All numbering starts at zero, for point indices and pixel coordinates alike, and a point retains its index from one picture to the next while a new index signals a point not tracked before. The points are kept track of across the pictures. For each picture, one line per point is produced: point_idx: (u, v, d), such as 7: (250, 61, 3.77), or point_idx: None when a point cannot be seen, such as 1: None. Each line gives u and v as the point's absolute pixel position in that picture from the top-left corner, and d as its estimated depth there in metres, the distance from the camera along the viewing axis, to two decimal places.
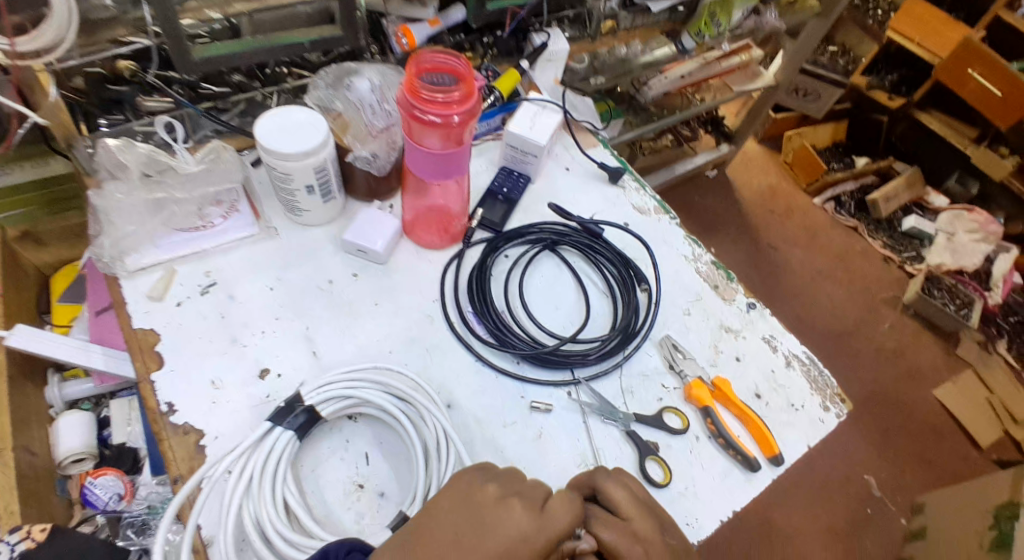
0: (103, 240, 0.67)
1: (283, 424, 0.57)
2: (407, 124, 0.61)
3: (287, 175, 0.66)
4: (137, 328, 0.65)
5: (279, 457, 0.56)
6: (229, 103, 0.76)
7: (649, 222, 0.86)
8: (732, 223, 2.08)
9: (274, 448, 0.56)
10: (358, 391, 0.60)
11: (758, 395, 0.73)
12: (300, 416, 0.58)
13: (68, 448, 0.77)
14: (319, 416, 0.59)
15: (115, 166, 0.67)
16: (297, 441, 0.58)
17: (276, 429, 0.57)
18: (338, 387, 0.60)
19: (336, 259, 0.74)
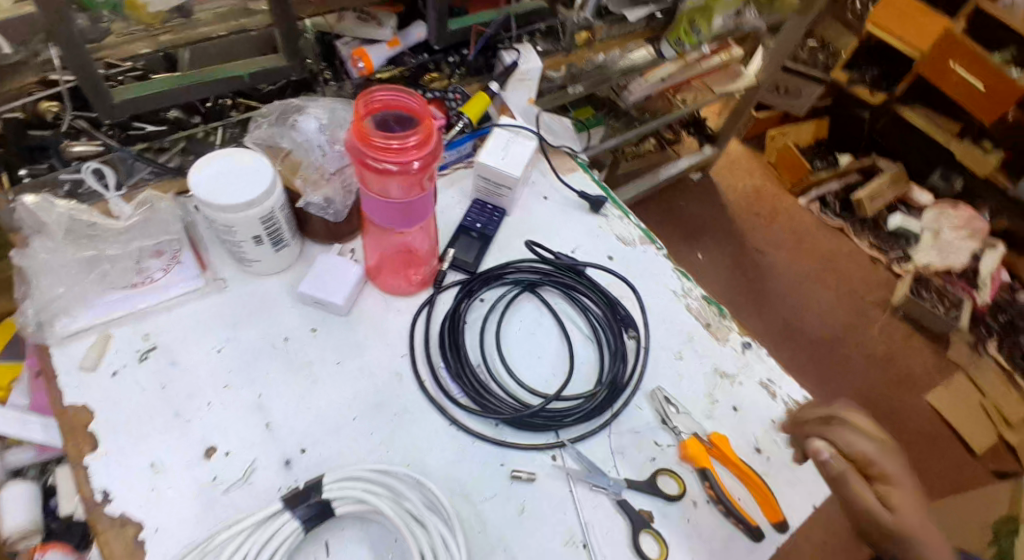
0: (27, 307, 0.60)
1: (294, 512, 0.50)
2: (360, 173, 0.53)
3: (229, 226, 0.59)
4: (67, 404, 0.57)
5: (280, 548, 0.49)
6: (168, 142, 0.69)
7: (635, 255, 0.80)
8: (719, 229, 2.03)
9: (276, 535, 0.49)
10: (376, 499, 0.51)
11: (758, 448, 0.67)
12: (314, 506, 0.51)
13: (10, 525, 0.70)
14: (332, 510, 0.52)
15: (36, 224, 0.61)
16: (302, 533, 0.51)
17: (285, 514, 0.50)
18: (361, 489, 0.52)
19: (293, 314, 0.67)
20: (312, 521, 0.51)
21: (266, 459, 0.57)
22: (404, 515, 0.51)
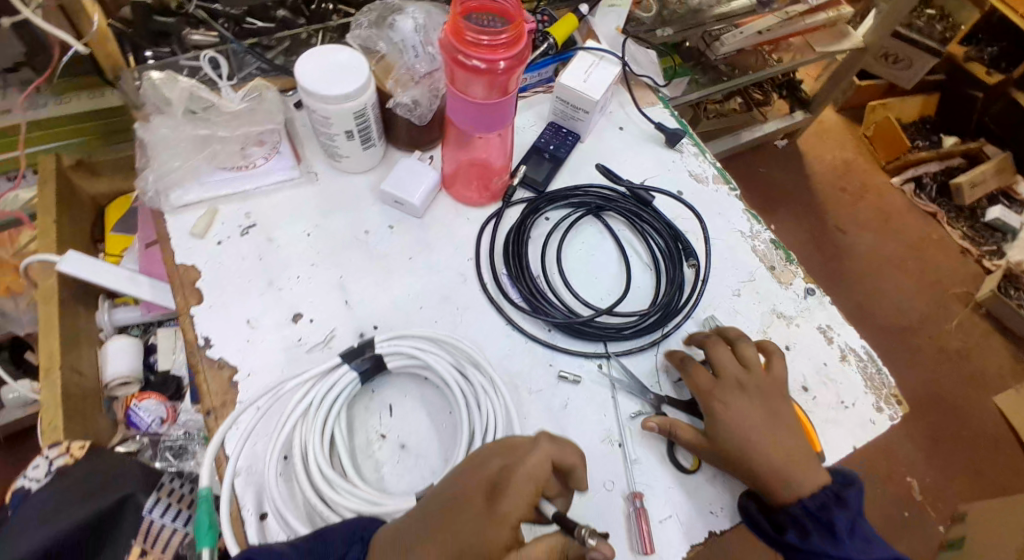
0: (149, 174, 0.68)
1: (351, 364, 0.57)
2: (451, 70, 0.57)
3: (326, 118, 0.64)
4: (179, 263, 0.66)
5: (339, 394, 0.56)
6: (274, 39, 0.74)
7: (706, 192, 0.80)
8: (798, 199, 1.94)
9: (336, 383, 0.56)
10: (425, 355, 0.58)
11: (805, 388, 0.68)
12: (367, 361, 0.58)
13: (116, 371, 0.79)
14: (383, 365, 0.59)
15: (160, 101, 0.68)
16: (358, 384, 0.58)
17: (342, 366, 0.57)
18: (409, 345, 0.59)
19: (373, 209, 0.72)
20: (368, 369, 0.58)
21: (343, 328, 0.64)
22: (449, 372, 0.58)
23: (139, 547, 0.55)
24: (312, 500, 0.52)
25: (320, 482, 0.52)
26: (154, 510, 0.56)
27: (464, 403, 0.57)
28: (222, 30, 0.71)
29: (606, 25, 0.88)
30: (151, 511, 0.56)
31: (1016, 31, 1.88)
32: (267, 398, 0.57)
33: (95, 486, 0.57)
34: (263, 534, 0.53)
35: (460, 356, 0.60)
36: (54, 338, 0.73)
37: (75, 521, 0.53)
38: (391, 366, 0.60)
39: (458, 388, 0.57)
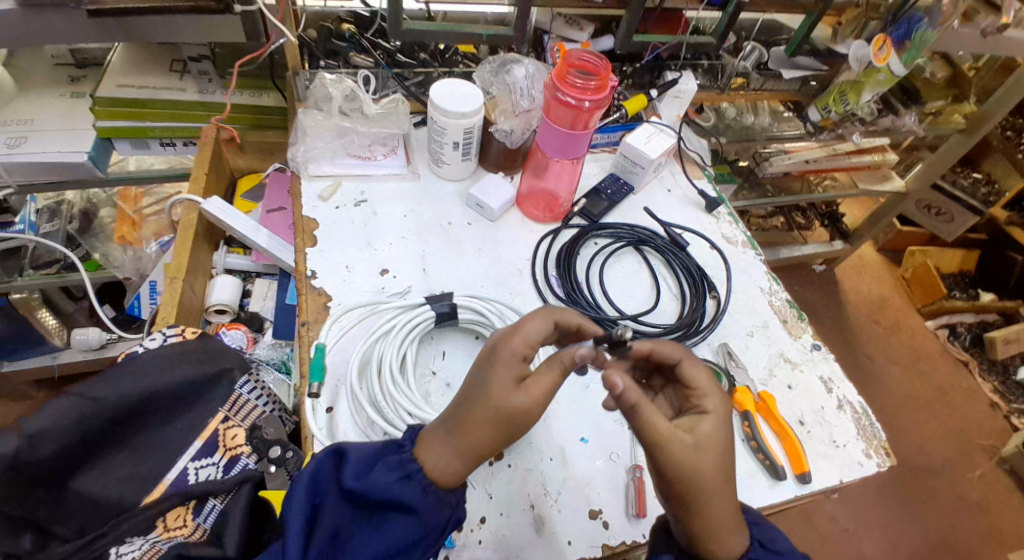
0: (299, 146, 0.88)
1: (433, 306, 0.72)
2: (549, 104, 0.77)
3: (443, 129, 0.83)
4: (305, 215, 0.83)
5: (419, 325, 0.70)
6: (412, 72, 0.95)
7: (735, 251, 0.94)
8: (828, 317, 2.02)
9: (419, 317, 0.71)
10: (490, 314, 0.73)
11: (802, 422, 0.77)
12: (444, 307, 0.73)
13: (216, 298, 0.94)
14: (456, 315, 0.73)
15: (323, 97, 0.89)
16: (433, 324, 0.72)
17: (426, 307, 0.72)
18: (479, 304, 0.74)
19: (457, 208, 0.89)
20: (444, 312, 0.72)
21: (418, 288, 0.79)
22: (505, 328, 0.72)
23: (224, 413, 0.69)
24: (374, 396, 0.66)
25: (385, 382, 0.65)
26: (244, 388, 0.72)
27: None
28: (377, 57, 0.93)
29: (670, 110, 1.07)
30: (241, 387, 0.71)
31: None
32: (362, 311, 0.74)
33: (199, 357, 0.69)
34: (330, 426, 0.65)
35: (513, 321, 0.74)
36: (185, 257, 0.90)
37: (181, 375, 0.66)
38: (460, 319, 0.74)
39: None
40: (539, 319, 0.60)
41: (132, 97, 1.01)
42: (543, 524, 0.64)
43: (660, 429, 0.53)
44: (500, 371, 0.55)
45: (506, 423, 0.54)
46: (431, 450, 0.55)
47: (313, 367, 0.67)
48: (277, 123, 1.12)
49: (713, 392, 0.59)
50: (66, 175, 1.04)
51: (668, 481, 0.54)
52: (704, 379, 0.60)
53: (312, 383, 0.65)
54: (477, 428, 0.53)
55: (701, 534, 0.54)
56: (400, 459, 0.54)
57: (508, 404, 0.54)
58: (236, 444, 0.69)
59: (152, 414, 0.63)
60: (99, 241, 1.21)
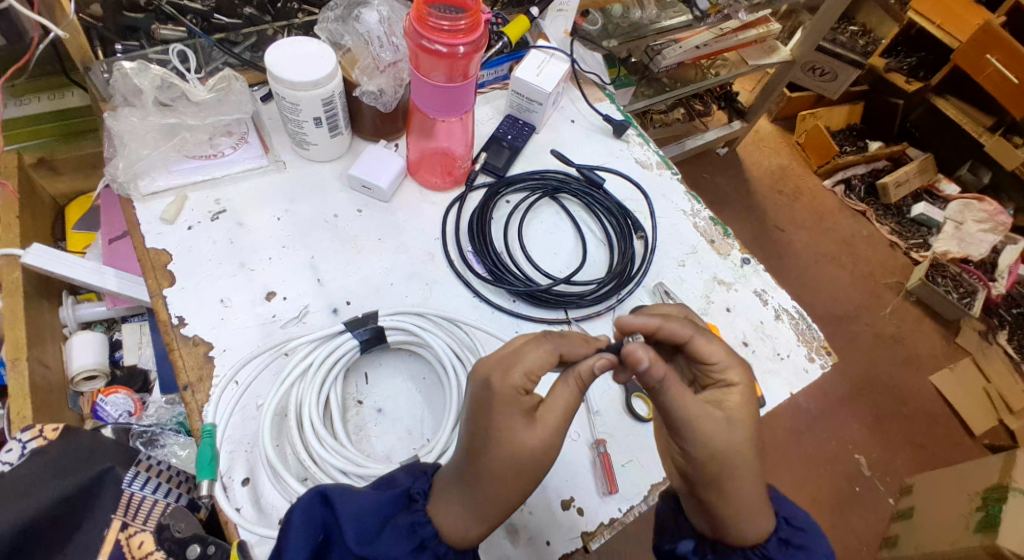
0: (117, 162, 0.70)
1: (353, 332, 0.62)
2: (415, 55, 0.63)
3: (296, 105, 0.67)
4: (149, 247, 0.67)
5: (340, 359, 0.60)
6: (240, 35, 0.77)
7: (651, 176, 0.87)
8: (737, 201, 1.95)
9: (339, 349, 0.61)
10: (423, 332, 0.63)
11: (745, 343, 0.75)
12: (368, 330, 0.62)
13: (81, 363, 0.79)
14: (384, 337, 0.63)
15: (130, 92, 0.69)
16: (358, 352, 0.62)
17: (345, 334, 0.62)
18: (410, 321, 0.64)
19: (342, 195, 0.76)
20: (367, 339, 0.62)
21: (316, 305, 0.67)
22: (439, 345, 0.63)
23: (120, 520, 0.56)
24: (299, 455, 0.56)
25: (307, 438, 0.56)
26: (135, 483, 0.59)
27: (444, 367, 0.62)
28: (189, 26, 0.74)
29: (556, 27, 0.95)
30: (131, 484, 0.58)
31: (933, 42, 1.91)
32: (267, 354, 0.62)
33: (68, 465, 0.57)
34: (250, 501, 0.55)
35: (453, 337, 0.65)
36: (22, 329, 0.73)
37: (52, 495, 0.54)
38: (390, 341, 0.64)
39: (448, 367, 0.62)
40: (544, 348, 0.50)
41: None
42: (517, 533, 0.59)
43: None
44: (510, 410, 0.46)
45: (537, 469, 0.46)
46: (447, 507, 0.46)
47: (201, 459, 0.55)
48: (87, 128, 0.89)
49: (734, 362, 0.55)
50: None
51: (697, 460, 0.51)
52: (720, 350, 0.55)
53: (200, 483, 0.53)
54: (493, 484, 0.45)
55: (733, 515, 0.50)
56: (412, 522, 0.46)
57: (529, 448, 0.46)
58: (147, 551, 0.55)
59: (33, 548, 0.52)
60: None
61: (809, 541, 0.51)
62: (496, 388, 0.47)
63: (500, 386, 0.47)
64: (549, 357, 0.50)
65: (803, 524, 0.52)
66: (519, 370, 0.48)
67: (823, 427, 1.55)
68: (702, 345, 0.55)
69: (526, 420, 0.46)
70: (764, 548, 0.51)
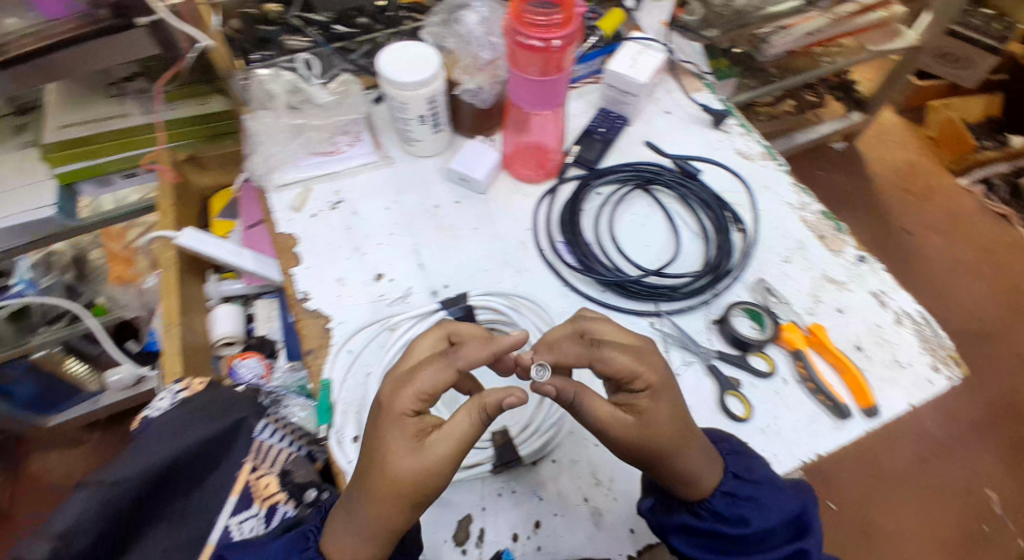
0: (256, 159, 0.80)
1: (448, 310, 0.68)
2: (512, 51, 0.66)
3: (403, 104, 0.72)
4: (280, 232, 0.76)
5: None
6: (355, 43, 0.86)
7: (754, 167, 0.83)
8: (853, 201, 1.79)
9: (435, 324, 0.67)
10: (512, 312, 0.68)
11: (859, 347, 0.70)
12: (460, 309, 0.68)
13: (221, 331, 0.91)
14: (475, 317, 0.69)
15: (265, 96, 0.81)
16: (452, 329, 0.68)
17: (439, 311, 0.68)
18: (498, 302, 0.69)
19: (442, 187, 0.81)
20: (460, 315, 0.68)
21: (418, 287, 0.73)
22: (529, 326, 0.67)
23: (251, 462, 0.64)
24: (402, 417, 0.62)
25: None
26: (265, 433, 0.67)
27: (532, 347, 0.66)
28: (315, 35, 0.84)
29: (649, 18, 0.97)
30: (261, 433, 0.66)
31: None
32: (375, 327, 0.69)
33: (211, 411, 0.65)
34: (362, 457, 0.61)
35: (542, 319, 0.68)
36: (176, 299, 0.85)
37: (196, 439, 0.62)
38: (481, 321, 0.70)
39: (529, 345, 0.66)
40: (441, 365, 0.52)
41: (79, 135, 0.91)
42: (600, 517, 0.61)
43: (598, 413, 0.51)
44: (397, 427, 0.49)
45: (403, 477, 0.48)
46: (339, 535, 0.50)
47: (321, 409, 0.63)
48: (226, 130, 1.01)
49: (640, 370, 0.52)
50: (35, 231, 0.99)
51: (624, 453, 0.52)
52: (630, 364, 0.52)
53: (320, 427, 0.61)
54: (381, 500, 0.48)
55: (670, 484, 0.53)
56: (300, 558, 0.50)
57: (404, 470, 0.48)
58: (272, 491, 0.63)
59: (179, 483, 0.61)
60: (99, 285, 1.15)
61: (757, 496, 0.54)
62: (387, 406, 0.51)
63: (386, 406, 0.50)
64: (443, 377, 0.52)
65: (756, 477, 0.55)
66: (409, 389, 0.50)
67: (951, 454, 1.38)
68: (609, 355, 0.53)
69: (416, 443, 0.49)
70: (712, 504, 0.54)
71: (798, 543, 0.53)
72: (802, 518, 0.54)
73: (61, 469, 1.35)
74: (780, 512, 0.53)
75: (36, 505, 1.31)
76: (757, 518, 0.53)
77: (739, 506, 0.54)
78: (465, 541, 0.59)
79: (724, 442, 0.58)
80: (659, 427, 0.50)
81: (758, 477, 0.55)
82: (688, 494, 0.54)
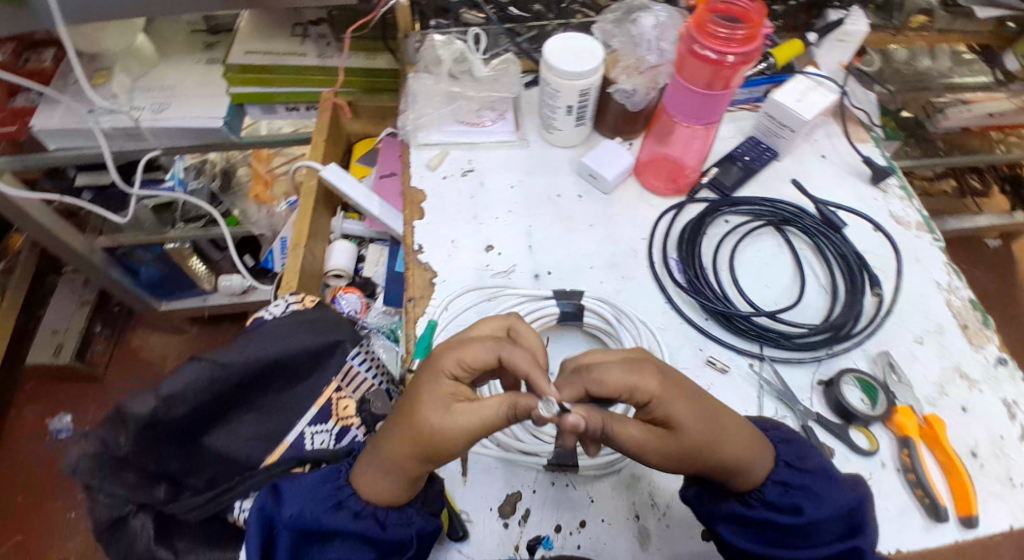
0: (409, 115, 0.85)
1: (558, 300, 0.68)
2: (682, 59, 0.66)
3: (556, 92, 0.74)
4: (413, 185, 0.81)
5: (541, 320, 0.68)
6: (524, 27, 0.88)
7: (906, 235, 0.78)
8: (996, 305, 1.61)
9: (543, 311, 0.68)
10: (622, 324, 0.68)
11: (973, 454, 0.63)
12: (570, 305, 0.68)
13: (334, 263, 0.98)
14: (581, 316, 0.69)
15: (432, 60, 0.86)
16: (554, 321, 0.69)
17: (549, 301, 0.68)
18: (610, 310, 0.69)
19: (569, 178, 0.82)
20: (569, 311, 0.68)
21: (523, 267, 0.74)
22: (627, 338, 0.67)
23: (337, 382, 0.70)
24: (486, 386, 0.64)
25: None
26: (356, 359, 0.72)
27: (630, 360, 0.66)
28: (490, 13, 0.87)
29: (831, 57, 0.89)
30: (353, 358, 0.72)
31: None
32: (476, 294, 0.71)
33: (316, 326, 0.72)
34: None
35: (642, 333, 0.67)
36: (307, 223, 0.92)
37: (299, 346, 0.68)
38: (586, 322, 0.70)
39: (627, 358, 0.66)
40: (490, 344, 0.50)
41: (258, 63, 1.03)
42: (648, 539, 0.59)
43: (627, 431, 0.49)
44: (433, 387, 0.49)
45: (428, 437, 0.48)
46: (365, 470, 0.52)
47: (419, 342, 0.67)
48: (389, 87, 1.09)
49: (641, 376, 0.48)
50: (205, 137, 1.09)
51: (670, 461, 0.50)
52: (623, 378, 0.48)
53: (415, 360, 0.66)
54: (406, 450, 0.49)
55: (728, 471, 0.50)
56: (332, 490, 0.52)
57: (429, 427, 0.48)
58: (348, 414, 0.69)
59: (274, 380, 0.67)
60: (238, 198, 1.28)
61: (811, 486, 0.51)
62: (433, 362, 0.51)
63: (432, 362, 0.51)
64: (485, 355, 0.50)
65: (805, 466, 0.52)
66: (453, 355, 0.50)
67: None
68: (601, 374, 0.49)
69: (445, 410, 0.48)
70: (764, 492, 0.52)
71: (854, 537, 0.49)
72: (859, 517, 0.50)
73: (159, 350, 1.50)
74: (836, 506, 0.50)
75: (129, 377, 1.46)
76: (812, 510, 0.50)
77: (793, 495, 0.51)
78: (509, 515, 0.60)
79: (775, 430, 0.56)
80: (686, 425, 0.48)
81: (812, 466, 0.53)
82: (741, 484, 0.52)
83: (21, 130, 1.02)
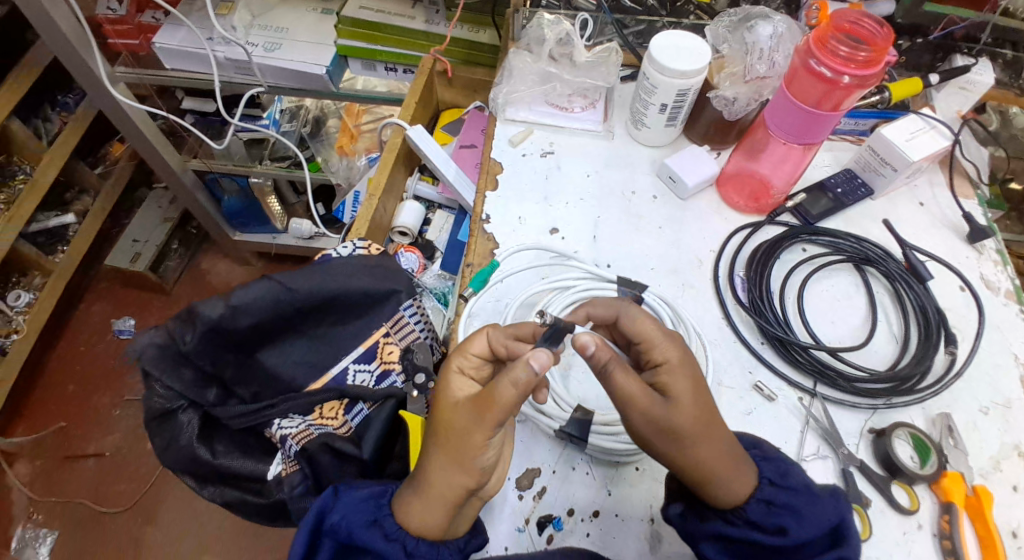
0: (502, 88, 0.86)
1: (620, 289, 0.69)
2: (793, 72, 0.64)
3: (653, 87, 0.74)
4: (493, 157, 0.82)
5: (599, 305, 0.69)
6: (633, 20, 0.87)
7: (991, 300, 0.73)
8: None
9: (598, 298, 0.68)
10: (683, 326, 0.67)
11: (1014, 534, 0.59)
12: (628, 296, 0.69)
13: (401, 221, 1.00)
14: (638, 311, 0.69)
15: (535, 39, 0.84)
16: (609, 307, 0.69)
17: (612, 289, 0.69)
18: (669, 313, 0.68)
19: (647, 178, 0.81)
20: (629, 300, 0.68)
21: (585, 255, 0.75)
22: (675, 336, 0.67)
23: (386, 328, 0.71)
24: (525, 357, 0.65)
25: None
26: (408, 311, 0.72)
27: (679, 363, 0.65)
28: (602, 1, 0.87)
29: (948, 103, 0.86)
30: (406, 310, 0.72)
31: None
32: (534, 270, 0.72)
33: (378, 273, 0.72)
34: None
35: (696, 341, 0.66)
36: (385, 177, 0.96)
37: (360, 287, 0.70)
38: None
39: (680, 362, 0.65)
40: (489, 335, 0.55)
41: (370, 20, 1.07)
42: (658, 542, 0.59)
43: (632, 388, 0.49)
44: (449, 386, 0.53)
45: (454, 442, 0.50)
46: (405, 503, 0.52)
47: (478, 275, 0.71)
48: (487, 62, 1.11)
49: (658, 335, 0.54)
50: (305, 82, 1.14)
51: (671, 433, 0.49)
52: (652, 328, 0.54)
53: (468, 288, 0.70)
54: (437, 467, 0.50)
55: (727, 464, 0.50)
56: (376, 505, 0.53)
57: (455, 426, 0.50)
58: (391, 359, 0.71)
59: (328, 315, 0.69)
60: (323, 146, 1.34)
61: (794, 503, 0.49)
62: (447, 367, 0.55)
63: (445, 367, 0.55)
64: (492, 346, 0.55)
65: (790, 483, 0.51)
66: (461, 354, 0.54)
67: None
68: (634, 316, 0.55)
69: (455, 402, 0.51)
70: (748, 512, 0.50)
71: (838, 553, 0.48)
72: (840, 530, 0.49)
73: (224, 275, 1.60)
74: (819, 525, 0.48)
75: (193, 294, 1.57)
76: (796, 528, 0.48)
77: (777, 514, 0.49)
78: (525, 488, 0.61)
79: (755, 447, 0.55)
80: (683, 396, 0.50)
81: (795, 484, 0.51)
82: (734, 488, 0.50)
83: (144, 45, 1.12)
